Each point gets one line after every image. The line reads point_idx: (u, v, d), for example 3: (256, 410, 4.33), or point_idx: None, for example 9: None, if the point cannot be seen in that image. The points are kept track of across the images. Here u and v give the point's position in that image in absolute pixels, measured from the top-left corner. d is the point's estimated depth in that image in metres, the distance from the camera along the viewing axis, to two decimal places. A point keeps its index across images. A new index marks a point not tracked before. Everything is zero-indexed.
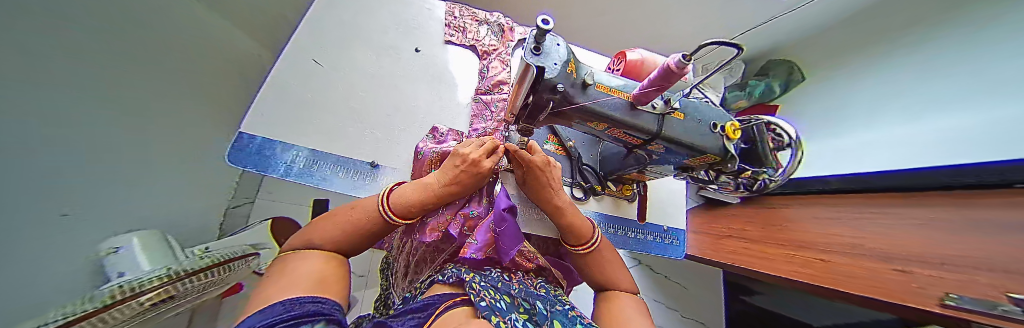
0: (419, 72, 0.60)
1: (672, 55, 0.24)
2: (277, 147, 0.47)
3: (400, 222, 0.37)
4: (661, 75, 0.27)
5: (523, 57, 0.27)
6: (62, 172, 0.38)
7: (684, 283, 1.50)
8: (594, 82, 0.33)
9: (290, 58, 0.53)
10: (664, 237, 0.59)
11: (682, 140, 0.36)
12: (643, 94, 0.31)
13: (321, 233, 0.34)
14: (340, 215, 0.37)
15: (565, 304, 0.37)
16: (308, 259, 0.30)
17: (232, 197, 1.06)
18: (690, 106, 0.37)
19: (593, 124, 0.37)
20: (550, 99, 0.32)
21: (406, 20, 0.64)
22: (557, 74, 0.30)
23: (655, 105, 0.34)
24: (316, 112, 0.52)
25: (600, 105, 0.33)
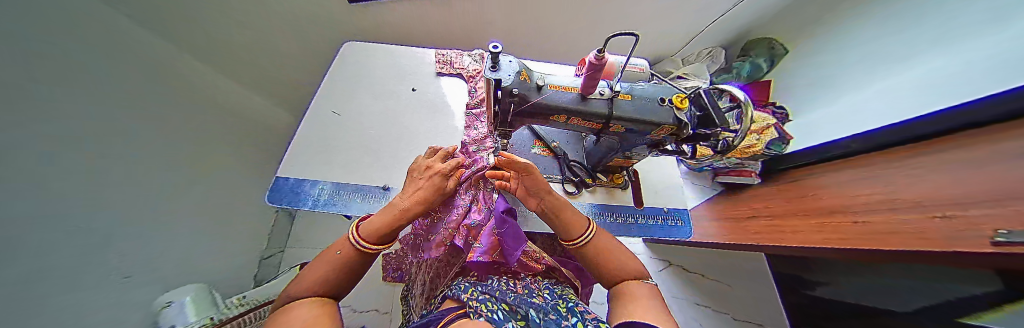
0: (418, 106, 0.70)
1: (589, 53, 0.27)
2: (305, 185, 0.57)
3: (371, 248, 0.40)
4: (589, 69, 0.30)
5: (484, 75, 0.34)
6: (75, 239, 0.42)
7: (725, 280, 1.38)
8: (546, 83, 0.38)
9: (312, 112, 0.65)
10: (667, 219, 0.58)
11: (641, 118, 0.39)
12: (587, 86, 0.34)
13: (310, 281, 0.34)
14: (327, 258, 0.38)
15: (563, 310, 0.37)
16: (301, 308, 0.29)
17: (267, 248, 1.16)
18: (636, 88, 0.40)
19: (555, 118, 0.41)
20: (511, 102, 0.37)
21: (403, 65, 0.76)
22: (511, 81, 0.35)
23: (602, 92, 0.38)
24: (336, 152, 0.61)
25: (555, 101, 0.38)
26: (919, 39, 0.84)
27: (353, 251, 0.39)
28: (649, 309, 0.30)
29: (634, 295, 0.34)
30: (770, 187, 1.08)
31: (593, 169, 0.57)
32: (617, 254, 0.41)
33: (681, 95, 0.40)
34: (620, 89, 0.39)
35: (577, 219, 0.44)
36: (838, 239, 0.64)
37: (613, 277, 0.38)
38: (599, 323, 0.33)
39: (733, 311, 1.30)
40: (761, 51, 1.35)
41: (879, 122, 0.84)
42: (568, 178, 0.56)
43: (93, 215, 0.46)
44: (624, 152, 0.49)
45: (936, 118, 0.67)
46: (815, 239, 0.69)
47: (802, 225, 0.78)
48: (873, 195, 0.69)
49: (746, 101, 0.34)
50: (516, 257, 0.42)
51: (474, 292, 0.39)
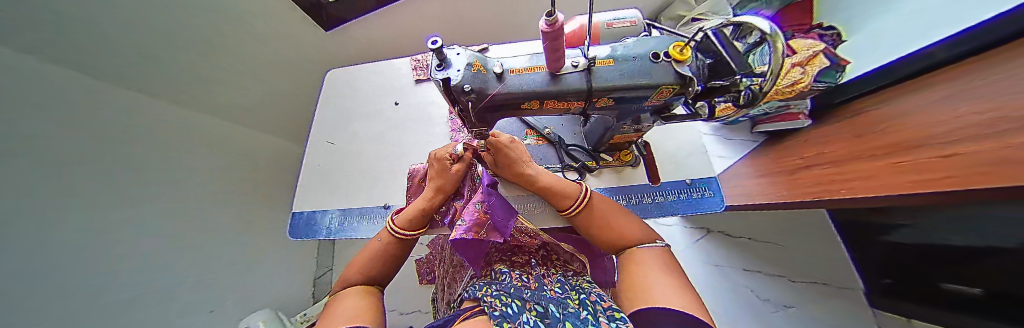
0: (403, 120, 0.68)
1: (540, 21, 0.21)
2: (317, 216, 0.59)
3: (407, 234, 0.44)
4: (547, 42, 0.23)
5: (431, 75, 0.32)
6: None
7: (777, 240, 1.24)
8: (506, 69, 0.33)
9: (310, 145, 0.66)
10: (692, 193, 0.51)
11: (626, 85, 0.32)
12: (553, 62, 0.28)
13: (353, 277, 0.40)
14: (365, 253, 0.43)
15: (580, 302, 0.34)
16: (348, 300, 0.36)
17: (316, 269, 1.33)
18: (618, 48, 0.33)
19: (527, 106, 0.36)
20: (469, 100, 0.33)
21: (383, 81, 0.74)
22: (462, 76, 0.31)
23: (575, 64, 0.31)
24: (336, 181, 0.62)
25: (516, 87, 0.33)
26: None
27: (391, 238, 0.44)
28: (653, 272, 0.31)
29: (644, 259, 0.34)
30: (826, 127, 0.87)
31: (595, 151, 0.52)
32: (618, 219, 0.40)
33: (681, 44, 0.32)
34: (596, 55, 0.32)
35: (569, 188, 0.42)
36: (908, 181, 0.52)
37: (616, 243, 0.39)
38: (616, 312, 0.29)
39: (791, 273, 1.17)
40: None
41: (918, 42, 0.66)
42: (567, 165, 0.51)
43: (83, 295, 0.54)
44: (621, 126, 0.42)
45: (965, 39, 0.52)
46: (886, 186, 0.56)
47: (866, 171, 0.64)
48: (927, 123, 0.54)
49: (774, 34, 0.26)
50: (509, 231, 0.44)
51: (488, 290, 0.37)
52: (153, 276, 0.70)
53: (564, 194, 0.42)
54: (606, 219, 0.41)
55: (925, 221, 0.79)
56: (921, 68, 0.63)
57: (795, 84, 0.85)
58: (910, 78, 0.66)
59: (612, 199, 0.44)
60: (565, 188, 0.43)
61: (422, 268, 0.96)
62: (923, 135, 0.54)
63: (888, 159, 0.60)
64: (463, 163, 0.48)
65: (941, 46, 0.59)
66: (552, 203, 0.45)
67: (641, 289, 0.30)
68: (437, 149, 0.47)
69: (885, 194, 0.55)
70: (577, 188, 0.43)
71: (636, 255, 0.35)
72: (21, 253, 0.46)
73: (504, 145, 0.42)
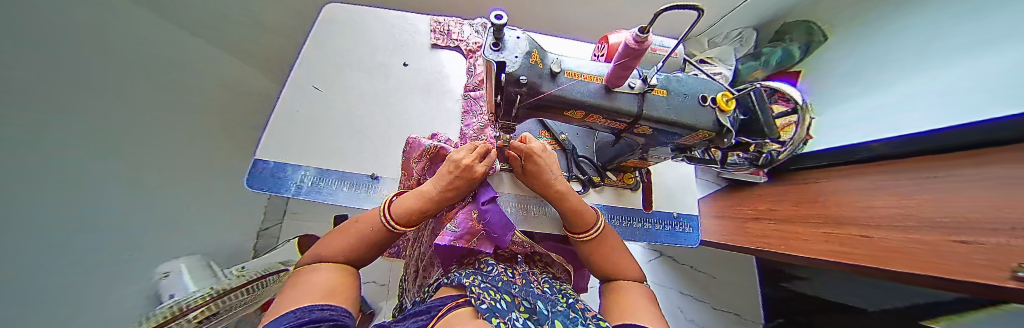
0: (409, 85, 0.62)
1: (629, 29, 0.19)
2: (287, 169, 0.52)
3: (402, 230, 0.38)
4: (623, 55, 0.23)
5: (484, 54, 0.28)
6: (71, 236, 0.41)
7: (711, 272, 1.42)
8: (563, 69, 0.31)
9: (291, 86, 0.57)
10: (676, 226, 0.55)
11: (672, 119, 0.32)
12: (615, 78, 0.27)
13: (330, 249, 0.37)
14: (350, 230, 0.40)
15: (569, 300, 0.36)
16: (321, 272, 0.32)
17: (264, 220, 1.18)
18: (676, 80, 0.33)
19: (570, 114, 0.35)
20: (518, 94, 0.31)
21: (394, 38, 0.66)
22: (519, 66, 0.29)
23: (632, 84, 0.31)
24: (318, 134, 0.55)
25: (568, 92, 0.31)
26: (942, 47, 0.74)
27: (382, 227, 0.40)
28: (644, 302, 0.33)
29: (632, 289, 0.36)
30: (779, 188, 1.00)
31: (604, 167, 0.52)
32: (613, 252, 0.41)
33: (728, 93, 0.33)
34: (656, 82, 0.32)
35: (589, 211, 0.42)
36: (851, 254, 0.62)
37: (605, 271, 0.39)
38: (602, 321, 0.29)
39: (717, 302, 1.35)
40: (796, 36, 1.18)
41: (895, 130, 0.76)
42: (575, 176, 0.51)
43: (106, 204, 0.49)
44: (646, 153, 0.43)
45: (948, 134, 0.60)
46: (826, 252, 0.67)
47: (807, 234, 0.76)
48: (882, 210, 0.66)
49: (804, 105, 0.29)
50: (503, 244, 0.41)
51: (475, 280, 0.37)
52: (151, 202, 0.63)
53: (583, 216, 0.42)
54: (615, 252, 0.41)
55: (833, 279, 0.96)
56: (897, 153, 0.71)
57: None
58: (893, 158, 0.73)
59: (614, 230, 0.47)
60: (585, 214, 0.42)
61: None
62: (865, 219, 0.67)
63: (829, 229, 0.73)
64: (487, 163, 0.44)
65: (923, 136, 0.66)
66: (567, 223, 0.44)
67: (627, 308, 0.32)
68: (455, 153, 0.41)
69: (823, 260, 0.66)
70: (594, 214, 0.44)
71: (621, 288, 0.36)
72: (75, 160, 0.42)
73: (531, 155, 0.40)
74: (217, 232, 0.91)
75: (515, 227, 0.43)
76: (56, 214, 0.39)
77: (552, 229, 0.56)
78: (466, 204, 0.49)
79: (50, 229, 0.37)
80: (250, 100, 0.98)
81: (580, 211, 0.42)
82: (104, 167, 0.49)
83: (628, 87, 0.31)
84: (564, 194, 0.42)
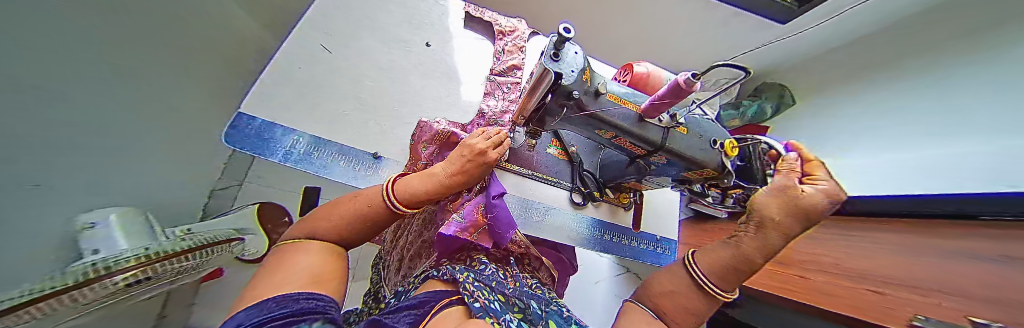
0: (429, 67, 0.61)
1: (682, 73, 0.26)
2: (277, 132, 0.46)
3: (404, 211, 0.38)
4: (670, 90, 0.28)
5: (542, 63, 0.28)
6: (52, 161, 0.37)
7: None
8: (606, 91, 0.35)
9: (296, 39, 0.52)
10: (657, 247, 0.60)
11: (686, 154, 0.39)
12: (653, 108, 0.33)
13: (324, 226, 0.35)
14: (344, 204, 0.38)
15: (559, 305, 0.38)
16: (308, 253, 0.31)
17: (220, 179, 1.05)
18: (694, 122, 0.39)
19: (601, 133, 0.39)
20: (564, 105, 0.34)
21: (421, 14, 0.64)
22: (573, 81, 0.30)
23: (663, 118, 0.36)
24: (321, 98, 0.51)
25: (609, 114, 0.35)
26: (901, 129, 0.86)
27: (386, 209, 0.37)
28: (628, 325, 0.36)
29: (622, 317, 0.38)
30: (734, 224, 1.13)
31: (604, 184, 0.55)
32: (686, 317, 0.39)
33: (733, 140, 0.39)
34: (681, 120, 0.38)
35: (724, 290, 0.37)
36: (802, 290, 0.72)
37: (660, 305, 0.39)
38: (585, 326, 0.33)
39: None
40: (771, 96, 1.28)
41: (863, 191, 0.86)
42: (577, 188, 0.53)
43: (89, 137, 0.44)
44: (646, 177, 0.49)
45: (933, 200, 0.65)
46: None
47: None
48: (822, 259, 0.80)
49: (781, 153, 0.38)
50: (504, 241, 0.42)
51: (469, 277, 0.37)
52: (132, 149, 0.57)
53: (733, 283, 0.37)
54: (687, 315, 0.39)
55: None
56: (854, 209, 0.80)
57: None
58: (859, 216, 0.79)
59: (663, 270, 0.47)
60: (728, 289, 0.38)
61: None
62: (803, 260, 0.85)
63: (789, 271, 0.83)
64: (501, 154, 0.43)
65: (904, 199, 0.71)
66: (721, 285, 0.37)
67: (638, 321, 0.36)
68: (472, 139, 0.41)
69: None
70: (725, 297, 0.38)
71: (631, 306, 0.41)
72: (79, 98, 0.39)
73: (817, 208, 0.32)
74: (176, 186, 0.81)
75: (515, 228, 0.43)
76: (51, 153, 0.36)
77: (555, 238, 0.48)
78: (473, 196, 0.48)
79: (42, 162, 0.35)
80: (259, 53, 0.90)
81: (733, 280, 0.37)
82: (105, 106, 0.45)
83: (659, 121, 0.36)
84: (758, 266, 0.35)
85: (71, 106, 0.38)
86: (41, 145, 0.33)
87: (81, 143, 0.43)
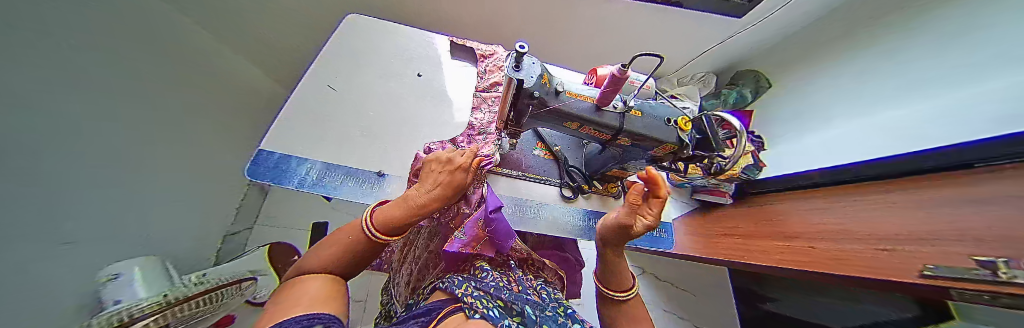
0: (421, 93, 0.68)
1: (614, 65, 0.30)
2: (292, 162, 0.52)
3: (383, 239, 0.40)
4: (611, 81, 0.33)
5: (507, 73, 0.34)
6: (46, 220, 0.39)
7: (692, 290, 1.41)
8: (565, 89, 0.40)
9: (305, 84, 0.60)
10: None
11: (645, 134, 0.43)
12: (603, 97, 0.38)
13: (324, 260, 0.37)
14: (337, 240, 0.40)
15: (558, 311, 0.37)
16: (314, 282, 0.33)
17: (234, 223, 1.09)
18: (645, 105, 0.44)
19: (568, 125, 0.43)
20: (529, 104, 0.38)
21: (410, 50, 0.73)
22: (533, 84, 0.36)
23: (616, 106, 0.41)
24: (329, 130, 0.57)
25: (568, 107, 0.40)
26: (869, 98, 0.96)
27: (365, 239, 0.40)
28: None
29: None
30: (741, 208, 1.13)
31: (591, 177, 0.59)
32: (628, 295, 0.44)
33: (686, 117, 0.45)
34: (632, 105, 0.42)
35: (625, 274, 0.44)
36: (822, 261, 0.66)
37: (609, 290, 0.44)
38: None
39: (696, 318, 1.33)
40: (747, 82, 1.43)
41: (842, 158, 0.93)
42: (566, 183, 0.58)
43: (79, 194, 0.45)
44: (624, 163, 0.51)
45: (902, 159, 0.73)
46: (795, 261, 0.71)
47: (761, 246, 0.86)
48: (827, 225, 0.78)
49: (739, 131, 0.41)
50: (505, 248, 0.46)
51: (468, 289, 0.38)
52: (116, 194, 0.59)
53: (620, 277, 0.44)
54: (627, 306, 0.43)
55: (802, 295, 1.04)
56: (847, 178, 0.86)
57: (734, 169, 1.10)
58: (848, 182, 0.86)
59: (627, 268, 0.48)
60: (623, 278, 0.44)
61: None
62: (808, 231, 0.81)
63: (796, 242, 0.79)
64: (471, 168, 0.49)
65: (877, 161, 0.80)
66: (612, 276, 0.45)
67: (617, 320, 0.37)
68: (435, 157, 0.48)
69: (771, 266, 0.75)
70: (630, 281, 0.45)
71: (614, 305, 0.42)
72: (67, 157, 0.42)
73: None
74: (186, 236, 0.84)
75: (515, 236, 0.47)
76: (39, 196, 0.38)
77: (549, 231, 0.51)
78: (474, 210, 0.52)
79: (36, 222, 0.36)
80: (244, 99, 0.94)
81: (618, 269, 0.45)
82: (101, 152, 0.49)
83: (613, 107, 0.41)
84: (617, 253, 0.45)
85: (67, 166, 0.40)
86: (36, 193, 0.36)
87: (82, 199, 0.45)
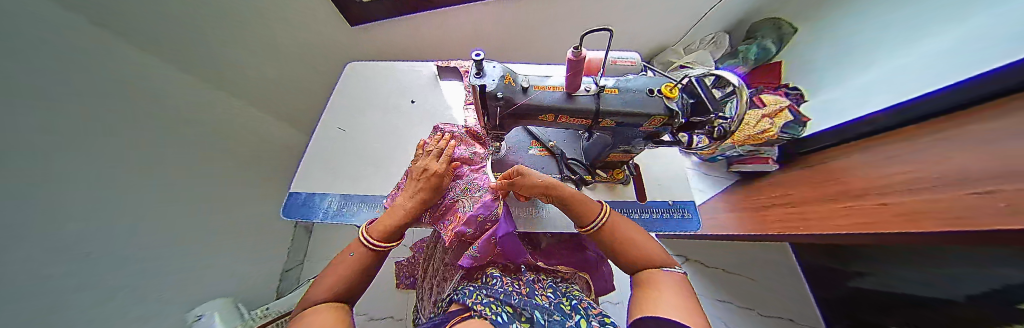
0: (418, 117, 0.72)
1: (568, 50, 0.31)
2: (316, 198, 0.59)
3: (379, 247, 0.41)
4: (571, 65, 0.33)
5: (470, 81, 0.37)
6: (93, 280, 0.43)
7: (748, 274, 1.21)
8: (531, 84, 0.40)
9: (319, 130, 0.67)
10: (673, 212, 0.57)
11: (628, 110, 0.40)
12: (571, 83, 0.36)
13: (326, 287, 0.36)
14: (341, 265, 0.39)
15: (570, 314, 0.37)
16: (319, 313, 0.31)
17: (287, 261, 1.23)
18: (622, 82, 0.42)
19: (543, 118, 0.42)
20: (497, 106, 0.39)
21: (403, 81, 0.78)
22: (495, 85, 0.37)
23: (587, 89, 0.40)
24: (342, 166, 0.63)
25: (537, 101, 0.40)
26: (897, 32, 0.87)
27: (367, 250, 0.41)
28: (666, 289, 0.30)
29: (658, 283, 0.32)
30: (794, 174, 0.98)
31: (593, 166, 0.57)
32: (633, 240, 0.39)
33: (670, 85, 0.41)
34: (605, 84, 0.41)
35: (589, 203, 0.43)
36: (892, 219, 0.54)
37: (630, 260, 0.38)
38: (607, 321, 0.34)
39: (759, 306, 1.14)
40: (766, 33, 1.26)
41: (890, 97, 0.80)
42: (566, 176, 0.56)
43: (137, 257, 0.52)
44: (619, 146, 0.49)
45: (928, 100, 0.68)
46: (857, 224, 0.59)
47: (814, 211, 0.74)
48: (907, 174, 0.62)
49: (741, 87, 0.34)
50: (522, 258, 0.48)
51: (479, 296, 0.39)
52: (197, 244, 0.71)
53: (584, 210, 0.43)
54: (627, 237, 0.40)
55: (889, 267, 0.82)
56: (903, 120, 0.74)
57: (764, 132, 1.01)
58: (885, 132, 0.79)
59: (629, 219, 0.43)
60: (586, 206, 0.43)
61: (402, 272, 0.91)
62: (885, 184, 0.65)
63: (865, 201, 0.65)
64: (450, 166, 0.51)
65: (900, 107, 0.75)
66: (573, 219, 0.45)
67: (651, 298, 0.30)
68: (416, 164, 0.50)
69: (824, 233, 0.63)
70: (597, 205, 0.44)
71: (652, 277, 0.33)
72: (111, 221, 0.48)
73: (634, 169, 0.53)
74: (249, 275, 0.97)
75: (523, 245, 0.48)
76: (91, 258, 0.44)
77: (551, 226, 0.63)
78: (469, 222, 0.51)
79: (77, 283, 0.41)
80: (266, 151, 1.05)
81: (581, 204, 0.44)
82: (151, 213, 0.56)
83: (584, 91, 0.40)
84: (568, 190, 0.44)
85: (100, 229, 0.45)
86: (69, 256, 0.40)
87: (133, 261, 0.52)
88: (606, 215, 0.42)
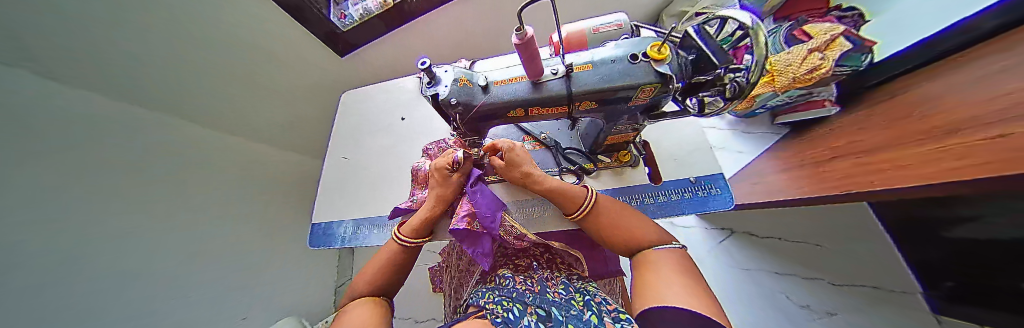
0: (410, 133, 0.72)
1: (513, 34, 0.26)
2: (332, 226, 0.63)
3: (412, 241, 0.46)
4: (521, 50, 0.28)
5: (424, 91, 0.37)
6: None
7: (812, 239, 1.00)
8: (490, 82, 0.38)
9: (327, 162, 0.71)
10: (696, 191, 0.49)
11: (605, 87, 0.35)
12: (531, 69, 0.32)
13: (362, 288, 0.40)
14: (374, 263, 0.44)
15: (581, 306, 0.33)
16: (359, 308, 0.36)
17: (339, 278, 1.35)
18: (599, 54, 0.36)
19: (514, 114, 0.41)
20: (457, 112, 0.38)
21: (392, 99, 0.79)
22: (450, 91, 0.36)
23: (554, 71, 0.35)
24: (350, 194, 0.66)
25: (502, 97, 0.38)
26: None
27: (401, 247, 0.45)
28: (661, 270, 0.30)
29: (654, 262, 0.31)
30: (860, 114, 0.77)
31: (592, 152, 0.53)
32: (618, 221, 0.38)
33: (659, 44, 0.34)
34: (575, 61, 0.36)
35: (569, 189, 0.42)
36: (970, 162, 0.37)
37: (619, 244, 0.37)
38: (621, 315, 0.29)
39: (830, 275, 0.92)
40: None
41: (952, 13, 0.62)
42: (564, 168, 0.53)
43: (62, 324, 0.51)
44: (614, 125, 0.43)
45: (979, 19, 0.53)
46: (947, 169, 0.40)
47: (888, 159, 0.55)
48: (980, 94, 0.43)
49: (756, 26, 0.26)
50: (496, 224, 0.46)
51: (491, 297, 0.37)
52: (199, 270, 0.79)
53: (566, 197, 0.41)
54: (613, 219, 0.38)
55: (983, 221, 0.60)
56: (964, 40, 0.57)
57: (814, 71, 0.82)
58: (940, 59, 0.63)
59: (617, 200, 0.42)
60: (566, 192, 0.42)
61: (435, 277, 0.94)
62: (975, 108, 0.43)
63: (950, 135, 0.45)
64: (461, 172, 0.50)
65: (954, 29, 0.59)
66: (557, 207, 0.44)
67: (652, 278, 0.29)
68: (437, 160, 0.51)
69: (899, 186, 0.47)
70: (583, 191, 0.42)
71: (649, 258, 0.32)
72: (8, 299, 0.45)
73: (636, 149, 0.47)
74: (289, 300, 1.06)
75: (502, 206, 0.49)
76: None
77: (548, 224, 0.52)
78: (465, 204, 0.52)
79: None
80: (274, 188, 1.12)
81: (562, 191, 0.42)
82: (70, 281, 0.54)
83: (551, 75, 0.36)
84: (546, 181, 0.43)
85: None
86: None
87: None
88: (590, 197, 0.41)
